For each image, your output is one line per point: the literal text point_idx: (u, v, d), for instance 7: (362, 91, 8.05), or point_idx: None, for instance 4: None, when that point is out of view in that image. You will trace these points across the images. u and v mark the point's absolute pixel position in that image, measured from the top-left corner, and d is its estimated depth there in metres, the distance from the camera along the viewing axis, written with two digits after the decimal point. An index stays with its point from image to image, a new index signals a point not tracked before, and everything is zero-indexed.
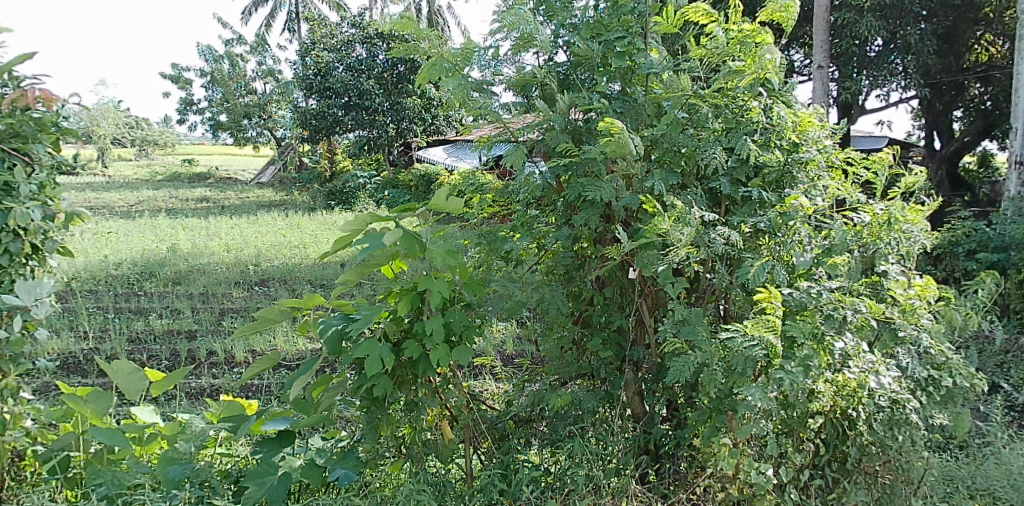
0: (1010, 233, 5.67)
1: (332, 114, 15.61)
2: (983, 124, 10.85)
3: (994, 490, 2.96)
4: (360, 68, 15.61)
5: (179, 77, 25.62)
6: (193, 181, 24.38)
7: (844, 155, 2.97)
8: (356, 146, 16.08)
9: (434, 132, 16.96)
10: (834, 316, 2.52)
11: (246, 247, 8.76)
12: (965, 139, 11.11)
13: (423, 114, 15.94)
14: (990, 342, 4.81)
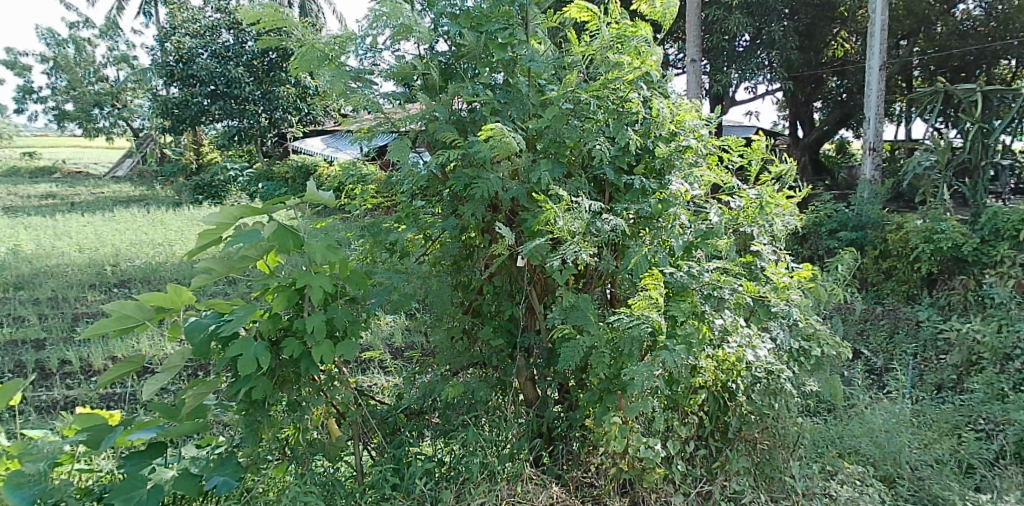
0: (865, 213, 6.13)
1: (197, 103, 14.13)
2: (839, 114, 11.70)
3: (859, 447, 3.23)
4: (227, 55, 14.19)
5: (16, 63, 23.29)
6: (36, 177, 22.14)
7: (720, 141, 3.13)
8: (225, 138, 14.79)
9: (312, 123, 16.11)
10: (714, 295, 2.66)
11: (100, 248, 8.09)
12: (825, 128, 11.95)
13: (299, 105, 14.86)
14: (849, 313, 5.20)
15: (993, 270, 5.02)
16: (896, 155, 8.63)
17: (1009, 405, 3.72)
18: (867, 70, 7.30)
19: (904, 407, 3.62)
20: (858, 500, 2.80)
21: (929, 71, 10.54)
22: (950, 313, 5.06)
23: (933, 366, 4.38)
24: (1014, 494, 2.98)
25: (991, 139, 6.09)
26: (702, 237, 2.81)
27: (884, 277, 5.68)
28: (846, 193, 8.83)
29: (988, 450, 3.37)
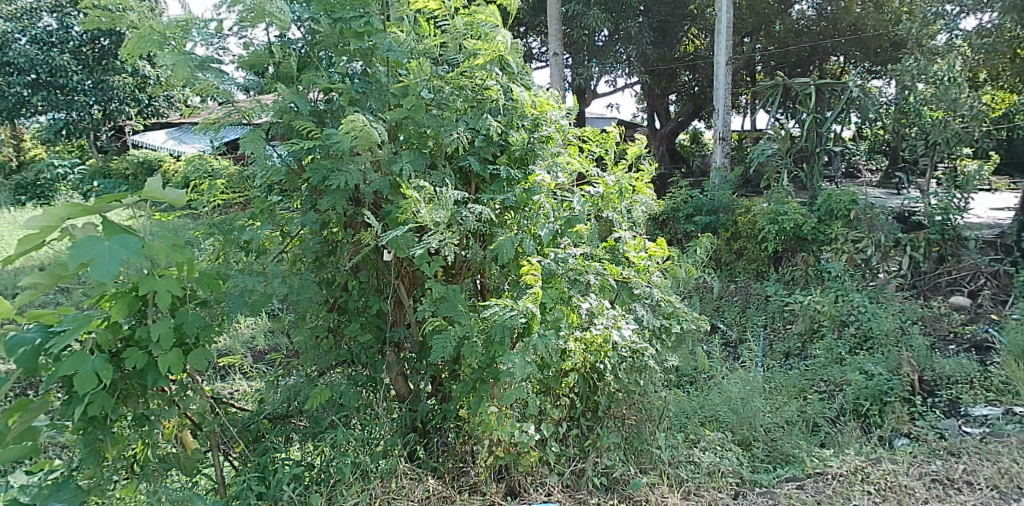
0: (718, 198, 6.53)
1: (14, 95, 11.59)
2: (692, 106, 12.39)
3: (718, 414, 3.48)
4: (50, 41, 11.76)
5: None
6: None
7: (579, 131, 3.20)
8: (50, 133, 12.58)
9: (153, 116, 14.06)
10: (580, 281, 2.72)
11: None
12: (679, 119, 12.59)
13: (137, 96, 12.72)
14: (707, 291, 5.52)
15: (828, 247, 5.53)
16: (743, 144, 9.26)
17: (845, 367, 4.10)
18: (716, 65, 7.75)
19: (757, 375, 3.92)
20: (719, 464, 3.02)
21: (769, 66, 11.41)
22: (794, 288, 5.50)
23: (782, 335, 4.78)
24: (853, 447, 3.28)
25: (824, 128, 6.68)
26: (566, 224, 2.83)
27: (736, 257, 6.09)
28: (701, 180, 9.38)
29: (831, 409, 3.70)
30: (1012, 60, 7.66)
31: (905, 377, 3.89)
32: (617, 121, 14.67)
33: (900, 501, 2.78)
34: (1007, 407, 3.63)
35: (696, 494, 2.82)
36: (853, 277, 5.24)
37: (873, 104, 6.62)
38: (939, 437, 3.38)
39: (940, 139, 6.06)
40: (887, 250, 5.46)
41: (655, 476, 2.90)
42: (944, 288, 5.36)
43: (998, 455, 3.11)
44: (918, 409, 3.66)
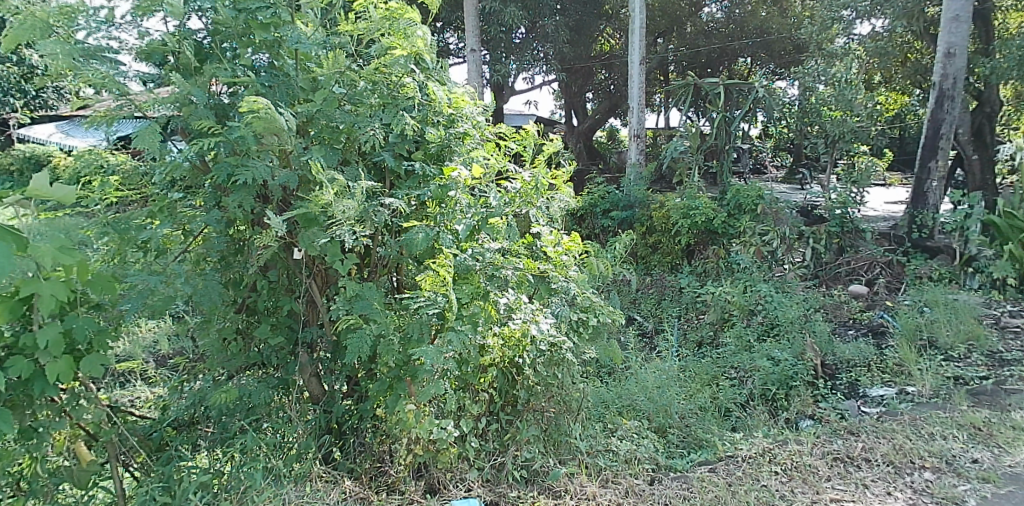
0: (633, 193, 6.68)
1: None
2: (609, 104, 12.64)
3: (635, 402, 3.57)
4: None
5: None
6: None
7: (497, 129, 3.16)
8: None
9: (41, 107, 13.08)
10: (497, 276, 2.74)
11: None
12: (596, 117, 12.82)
13: (21, 86, 11.80)
14: (624, 285, 5.65)
15: (738, 240, 5.76)
16: (657, 141, 9.52)
17: (754, 354, 4.28)
18: (630, 64, 7.93)
19: (671, 365, 4.05)
20: (635, 452, 3.10)
21: (681, 66, 11.78)
22: (705, 279, 5.72)
23: (694, 326, 4.97)
24: (761, 430, 3.42)
25: (733, 127, 6.84)
26: (483, 220, 2.82)
27: (651, 250, 6.25)
28: (618, 176, 9.58)
29: (741, 394, 3.86)
30: (902, 64, 8.18)
31: (808, 361, 4.09)
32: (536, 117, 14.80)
33: (804, 479, 2.92)
34: (900, 388, 3.88)
35: (614, 482, 2.88)
36: (760, 268, 5.48)
37: (777, 103, 6.80)
38: (839, 417, 3.57)
39: (837, 136, 6.40)
40: (791, 242, 5.70)
41: (574, 466, 2.94)
42: (843, 277, 5.66)
43: (893, 433, 3.30)
44: (821, 391, 3.85)
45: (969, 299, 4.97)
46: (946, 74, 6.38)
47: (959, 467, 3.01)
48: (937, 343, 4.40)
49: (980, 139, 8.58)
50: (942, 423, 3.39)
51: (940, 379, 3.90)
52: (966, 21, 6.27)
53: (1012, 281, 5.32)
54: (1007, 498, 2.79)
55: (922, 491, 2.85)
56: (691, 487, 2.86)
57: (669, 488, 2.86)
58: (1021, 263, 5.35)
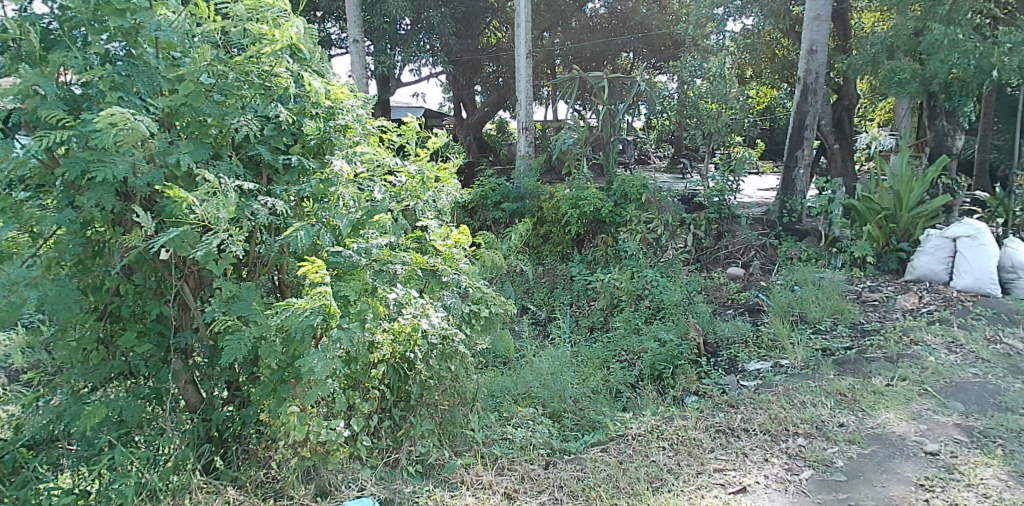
0: (523, 185, 6.75)
1: None
2: (497, 97, 12.76)
3: (531, 390, 3.62)
4: None
5: None
6: None
7: (379, 122, 3.08)
8: None
9: None
10: (384, 271, 2.72)
11: None
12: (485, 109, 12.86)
13: None
14: (516, 275, 5.73)
15: (624, 229, 5.95)
16: (546, 133, 9.66)
17: (643, 336, 4.44)
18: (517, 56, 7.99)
19: (565, 351, 4.14)
20: (530, 438, 3.14)
21: (567, 61, 12.06)
22: (595, 267, 5.89)
23: (585, 312, 5.15)
24: (649, 408, 3.56)
25: (617, 120, 7.06)
26: (367, 215, 2.71)
27: (542, 240, 6.34)
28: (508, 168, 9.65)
29: (631, 375, 4.00)
30: (770, 59, 8.71)
31: (692, 341, 4.28)
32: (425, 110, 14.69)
33: (690, 452, 3.06)
34: (775, 361, 4.13)
35: (510, 469, 2.91)
36: (646, 254, 5.69)
37: (659, 97, 7.06)
38: (721, 391, 3.75)
39: (714, 129, 6.76)
40: (674, 229, 5.95)
41: (470, 457, 2.94)
42: (723, 260, 5.96)
43: (769, 403, 3.52)
44: (704, 368, 4.05)
45: (833, 277, 5.36)
46: (810, 70, 6.83)
47: (828, 431, 3.24)
48: (806, 317, 4.73)
49: (840, 129, 9.31)
50: (812, 392, 3.64)
51: (810, 351, 4.19)
52: (826, 21, 6.74)
53: (870, 259, 5.77)
54: (870, 457, 3.03)
55: (796, 455, 3.06)
56: (584, 468, 2.93)
57: (564, 471, 2.92)
58: (877, 242, 5.83)
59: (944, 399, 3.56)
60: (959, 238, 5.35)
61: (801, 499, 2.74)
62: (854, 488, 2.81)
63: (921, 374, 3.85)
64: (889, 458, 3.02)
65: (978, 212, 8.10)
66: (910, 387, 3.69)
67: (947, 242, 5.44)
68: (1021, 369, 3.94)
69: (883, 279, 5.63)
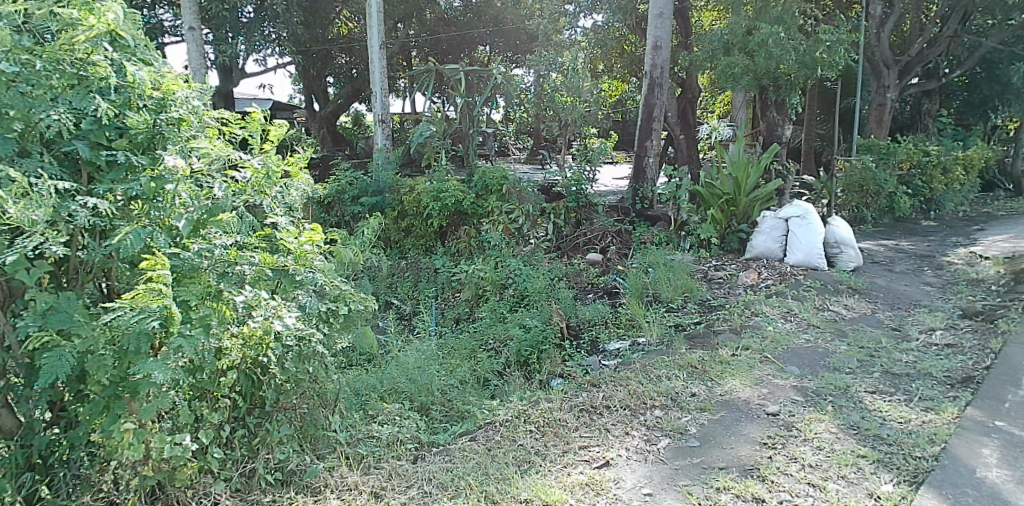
0: (382, 179, 6.63)
1: None
2: (351, 89, 12.75)
3: (397, 385, 3.57)
4: None
5: None
6: None
7: (218, 115, 2.90)
8: None
9: None
10: (229, 273, 2.54)
11: None
12: (340, 102, 12.79)
13: None
14: (377, 269, 5.77)
15: (486, 220, 6.00)
16: (405, 126, 9.58)
17: (508, 323, 4.50)
18: (371, 48, 7.81)
19: (430, 344, 4.14)
20: (397, 434, 3.09)
21: (424, 52, 12.11)
22: (459, 259, 5.92)
23: (450, 304, 5.21)
24: (516, 394, 3.62)
25: (476, 111, 7.07)
26: (207, 214, 2.53)
27: (404, 234, 6.28)
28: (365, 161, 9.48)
29: (497, 363, 4.05)
30: (620, 54, 9.09)
31: (555, 325, 4.40)
32: (274, 104, 14.46)
33: (556, 433, 3.13)
34: (633, 340, 4.32)
35: (377, 467, 2.84)
36: (509, 244, 5.77)
37: (516, 90, 7.18)
38: (584, 372, 3.88)
39: (570, 120, 6.97)
40: (535, 218, 6.11)
41: (334, 460, 2.85)
42: (582, 247, 6.15)
43: (628, 380, 3.68)
44: (568, 352, 4.16)
45: (682, 258, 5.69)
46: (656, 64, 7.20)
47: (682, 401, 3.44)
48: (660, 297, 5.00)
49: (685, 121, 9.87)
50: (667, 366, 3.85)
51: (664, 327, 4.44)
52: (669, 18, 7.15)
53: (715, 240, 6.17)
54: (720, 422, 3.24)
55: (654, 426, 3.22)
56: (453, 458, 2.93)
57: (432, 463, 2.89)
58: (720, 225, 6.26)
59: (782, 364, 3.88)
60: (789, 219, 5.87)
61: (659, 467, 2.88)
62: (706, 452, 3.00)
63: (761, 342, 4.18)
64: (736, 422, 3.25)
65: (806, 194, 8.91)
66: (753, 356, 3.99)
67: (780, 222, 5.94)
68: (845, 333, 4.38)
69: (727, 258, 6.05)
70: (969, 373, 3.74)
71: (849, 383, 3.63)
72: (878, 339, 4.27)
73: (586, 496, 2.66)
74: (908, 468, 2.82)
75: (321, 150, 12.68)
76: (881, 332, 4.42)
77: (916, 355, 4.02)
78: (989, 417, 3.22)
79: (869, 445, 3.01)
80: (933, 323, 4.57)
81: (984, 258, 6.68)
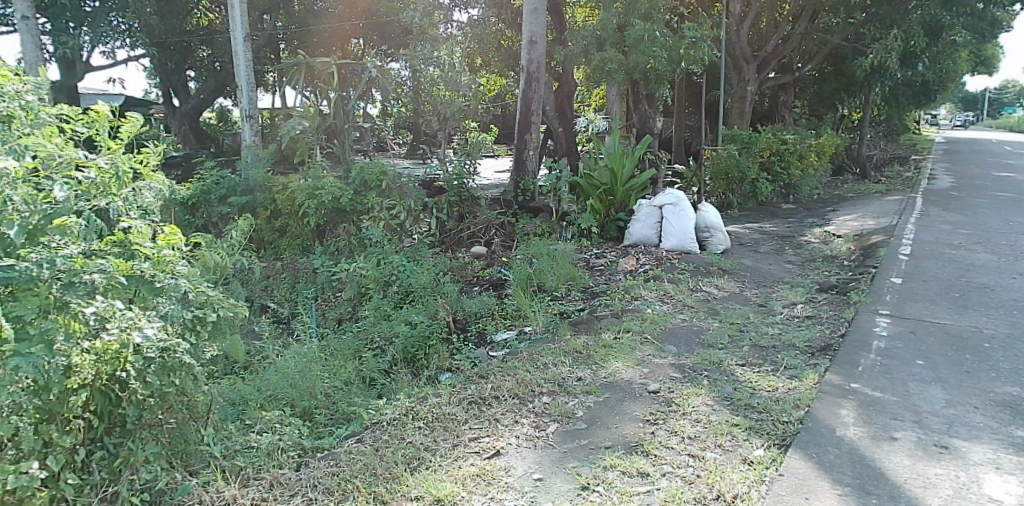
0: (252, 177, 6.31)
1: None
2: (214, 83, 12.40)
3: (278, 393, 3.43)
4: None
5: None
6: None
7: (55, 112, 2.68)
8: None
9: None
10: (76, 285, 2.30)
11: None
12: (201, 97, 12.49)
13: None
14: (250, 273, 5.56)
15: (366, 217, 5.87)
16: (275, 120, 9.26)
17: (393, 321, 4.42)
18: (235, 42, 7.39)
19: (312, 347, 4.02)
20: (278, 442, 2.97)
21: (293, 45, 11.87)
22: (339, 257, 5.75)
23: (332, 305, 5.08)
24: (404, 391, 3.56)
25: (350, 106, 6.96)
26: (46, 219, 2.31)
27: (279, 235, 6.06)
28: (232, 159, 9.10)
29: (384, 361, 3.98)
30: (497, 49, 9.17)
31: (441, 320, 4.38)
32: (128, 99, 13.91)
33: (446, 427, 3.11)
34: (519, 329, 4.37)
35: (256, 478, 2.73)
36: (391, 241, 5.68)
37: (392, 84, 7.06)
38: (472, 365, 3.86)
39: (448, 115, 6.96)
40: (417, 214, 6.03)
41: (209, 474, 2.71)
42: (466, 240, 6.17)
43: (516, 369, 3.71)
44: (455, 345, 4.14)
45: (565, 247, 5.80)
46: (532, 59, 7.29)
47: (568, 386, 3.50)
48: (544, 287, 5.07)
49: (563, 114, 10.09)
50: (553, 353, 3.91)
51: (550, 316, 4.51)
52: (543, 14, 7.26)
53: (595, 229, 6.35)
54: (605, 403, 3.33)
55: (542, 413, 3.26)
56: (339, 462, 2.83)
57: (317, 469, 2.78)
58: (600, 214, 6.45)
59: (661, 344, 4.05)
60: (664, 206, 6.14)
61: (549, 451, 2.92)
62: (593, 433, 3.07)
63: (641, 324, 4.34)
64: (622, 402, 3.35)
65: (678, 182, 9.36)
66: (634, 337, 4.14)
67: (655, 210, 6.19)
68: (717, 311, 4.63)
69: (607, 246, 6.24)
70: (827, 342, 4.05)
71: (722, 358, 3.84)
72: (747, 314, 4.55)
73: (478, 487, 2.65)
74: (777, 433, 3.02)
75: (184, 147, 12.36)
76: (748, 308, 4.72)
77: (781, 328, 4.32)
78: (845, 380, 3.47)
79: (742, 414, 3.19)
80: (794, 298, 4.92)
81: (837, 236, 7.27)
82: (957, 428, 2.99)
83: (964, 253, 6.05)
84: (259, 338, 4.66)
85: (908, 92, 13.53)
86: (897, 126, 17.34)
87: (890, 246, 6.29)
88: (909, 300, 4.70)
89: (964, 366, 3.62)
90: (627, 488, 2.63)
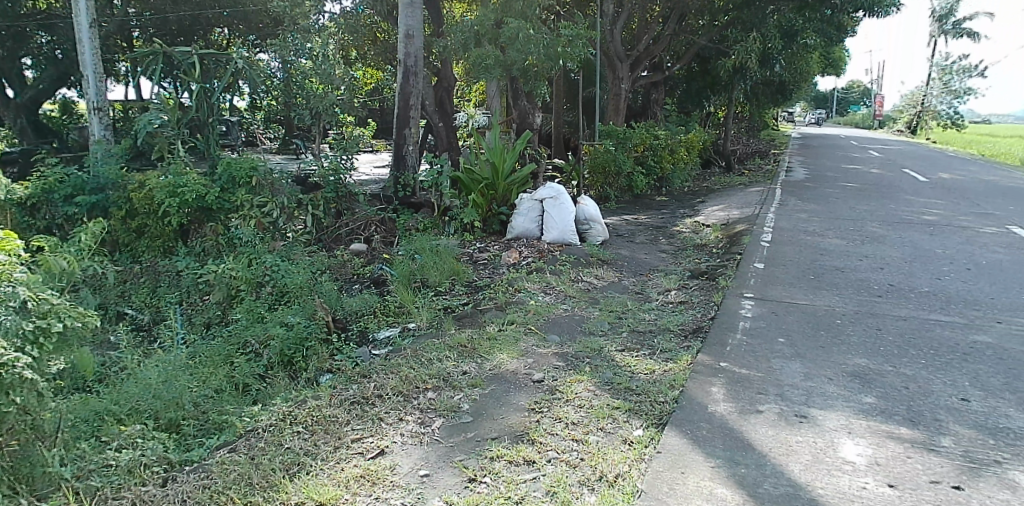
0: (102, 173, 5.84)
1: None
2: (55, 72, 11.47)
3: (139, 406, 3.17)
4: None
5: None
6: None
7: None
8: None
9: None
10: None
11: None
12: (40, 87, 11.50)
13: None
14: (104, 278, 5.14)
15: (235, 215, 5.55)
16: (128, 114, 8.62)
17: (267, 323, 4.21)
18: (78, 28, 6.85)
19: (177, 355, 3.76)
20: (139, 458, 2.74)
21: (148, 33, 11.10)
22: (206, 259, 5.42)
23: (199, 309, 4.80)
24: (281, 396, 3.40)
25: (214, 98, 6.53)
26: None
27: (135, 236, 5.63)
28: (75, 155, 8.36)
29: (258, 366, 3.79)
30: (373, 42, 9.06)
31: (319, 320, 4.23)
32: None
33: (326, 430, 3.00)
34: (402, 326, 4.29)
35: (115, 498, 2.51)
36: (263, 240, 5.41)
37: (260, 76, 6.72)
38: (354, 365, 3.75)
39: (321, 109, 6.75)
40: (291, 211, 5.80)
41: (59, 498, 2.46)
42: (345, 238, 6.03)
43: (399, 366, 3.64)
44: (335, 345, 4.00)
45: (447, 242, 5.76)
46: (409, 53, 7.17)
47: (453, 381, 3.48)
48: (427, 283, 5.01)
49: (442, 109, 10.03)
50: (437, 349, 3.87)
51: (433, 311, 4.46)
52: (419, 7, 7.16)
53: (478, 223, 6.34)
54: (491, 396, 3.33)
55: (427, 409, 3.21)
56: (211, 474, 2.65)
57: (185, 483, 2.60)
58: (482, 208, 6.47)
59: (544, 334, 4.11)
60: (545, 200, 6.22)
61: (435, 447, 2.88)
62: (478, 425, 3.06)
63: (525, 316, 4.39)
64: (507, 393, 3.36)
65: (558, 176, 9.55)
66: (517, 329, 4.18)
67: (537, 203, 6.27)
68: (597, 300, 4.76)
69: (490, 240, 6.25)
70: (698, 325, 4.27)
71: (603, 344, 3.94)
72: (625, 302, 4.70)
73: (362, 488, 2.57)
74: (654, 413, 3.14)
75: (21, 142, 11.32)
76: (626, 296, 4.88)
77: (656, 313, 4.51)
78: (715, 360, 3.67)
79: (622, 397, 3.29)
80: (668, 285, 5.14)
81: (706, 226, 7.69)
82: (814, 398, 3.23)
83: (817, 239, 6.57)
84: (115, 348, 4.32)
85: (766, 90, 14.51)
86: (757, 122, 18.58)
87: (754, 233, 6.71)
88: (770, 284, 5.03)
89: (820, 342, 3.92)
90: (514, 477, 2.64)
